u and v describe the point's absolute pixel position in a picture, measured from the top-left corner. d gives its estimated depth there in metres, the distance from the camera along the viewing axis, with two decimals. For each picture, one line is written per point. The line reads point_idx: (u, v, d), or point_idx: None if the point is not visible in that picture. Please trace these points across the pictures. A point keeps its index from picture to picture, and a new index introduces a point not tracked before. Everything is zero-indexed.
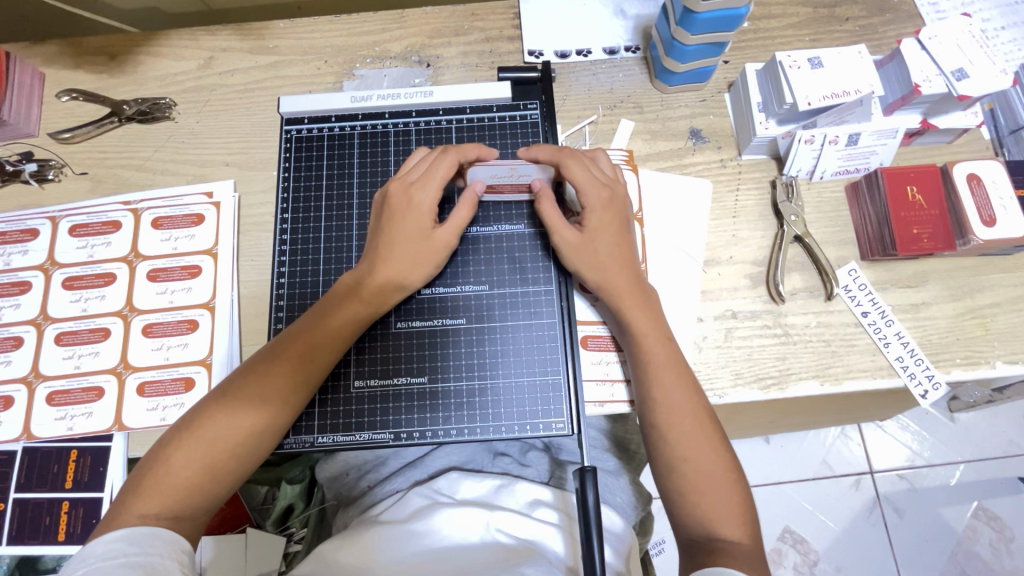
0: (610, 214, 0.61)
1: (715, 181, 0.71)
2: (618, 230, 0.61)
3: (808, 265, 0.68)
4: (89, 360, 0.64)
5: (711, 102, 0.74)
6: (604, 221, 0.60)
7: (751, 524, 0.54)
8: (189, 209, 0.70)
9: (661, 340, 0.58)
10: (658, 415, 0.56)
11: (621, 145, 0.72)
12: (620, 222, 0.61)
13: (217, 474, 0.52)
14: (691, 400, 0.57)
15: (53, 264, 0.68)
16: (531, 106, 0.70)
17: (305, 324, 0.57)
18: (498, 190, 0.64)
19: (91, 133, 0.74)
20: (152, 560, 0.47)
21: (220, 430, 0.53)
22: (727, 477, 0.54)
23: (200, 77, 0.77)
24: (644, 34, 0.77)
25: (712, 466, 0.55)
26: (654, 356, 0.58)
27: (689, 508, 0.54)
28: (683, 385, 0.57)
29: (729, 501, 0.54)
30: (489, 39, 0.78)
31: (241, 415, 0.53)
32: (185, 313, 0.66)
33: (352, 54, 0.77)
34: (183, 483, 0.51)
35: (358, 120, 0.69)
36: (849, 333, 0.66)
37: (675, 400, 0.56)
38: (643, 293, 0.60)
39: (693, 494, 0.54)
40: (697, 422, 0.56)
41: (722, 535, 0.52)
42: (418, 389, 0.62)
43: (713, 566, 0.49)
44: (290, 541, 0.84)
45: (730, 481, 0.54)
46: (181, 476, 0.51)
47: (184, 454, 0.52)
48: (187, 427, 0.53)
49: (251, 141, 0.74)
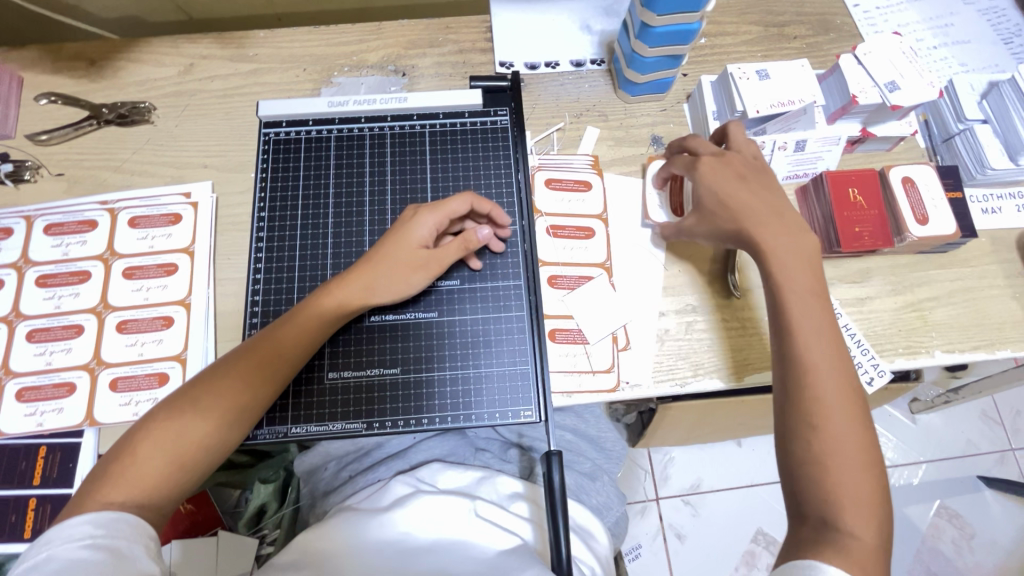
0: (744, 176, 0.62)
1: None
2: (767, 206, 0.60)
3: None
4: (61, 357, 0.65)
5: (671, 111, 0.79)
6: (739, 178, 0.62)
7: (880, 520, 0.48)
8: (166, 209, 0.71)
9: (819, 310, 0.55)
10: (791, 415, 0.52)
11: (587, 151, 0.76)
12: (766, 195, 0.62)
13: (186, 467, 0.53)
14: (831, 397, 0.51)
15: (27, 262, 0.68)
16: (501, 113, 0.74)
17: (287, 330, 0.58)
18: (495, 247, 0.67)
19: (68, 136, 0.75)
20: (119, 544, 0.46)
21: (191, 426, 0.53)
22: (868, 476, 0.49)
23: (179, 83, 0.79)
24: (608, 48, 0.82)
25: (852, 457, 0.49)
26: (801, 320, 0.55)
27: (820, 485, 0.49)
28: (838, 378, 0.52)
29: (860, 488, 0.48)
30: (463, 51, 0.82)
31: (211, 408, 0.54)
32: (160, 310, 0.67)
33: (330, 63, 0.81)
34: (150, 473, 0.51)
35: (334, 124, 0.72)
36: None
37: (822, 386, 0.52)
38: (818, 285, 0.57)
39: (814, 466, 0.49)
40: (841, 416, 0.51)
41: (847, 521, 0.47)
42: (391, 380, 0.63)
43: (811, 556, 0.45)
44: (263, 542, 0.83)
45: (876, 478, 0.49)
46: (153, 464, 0.51)
47: (152, 444, 0.52)
48: (159, 417, 0.53)
49: (230, 144, 0.76)
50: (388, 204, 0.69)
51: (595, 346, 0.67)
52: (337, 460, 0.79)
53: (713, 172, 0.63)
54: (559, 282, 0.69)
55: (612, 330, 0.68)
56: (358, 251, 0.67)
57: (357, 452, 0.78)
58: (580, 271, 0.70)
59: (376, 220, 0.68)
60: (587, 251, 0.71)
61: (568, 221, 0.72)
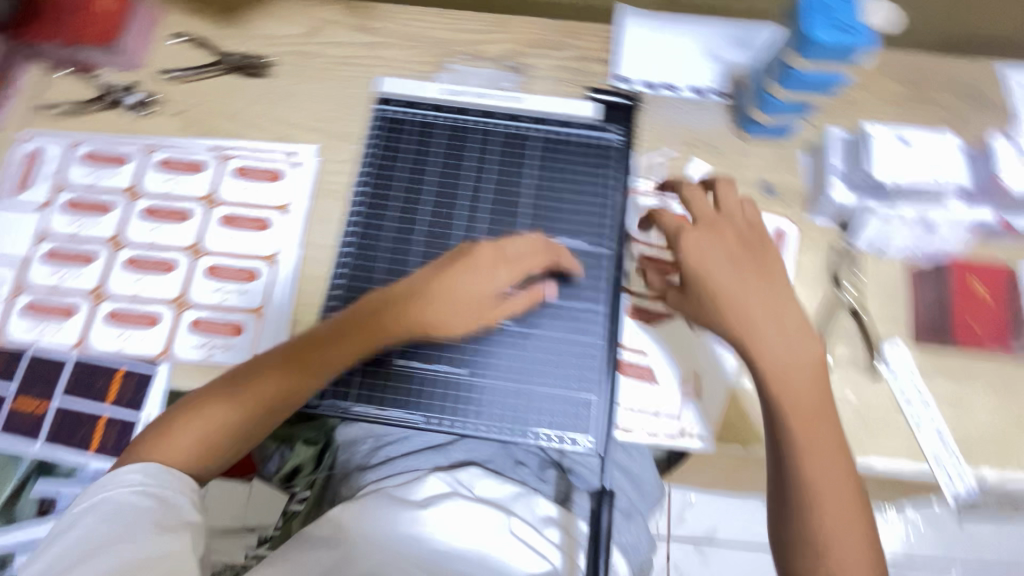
0: (734, 249, 0.60)
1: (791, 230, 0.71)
2: (798, 318, 0.59)
3: (856, 336, 0.68)
4: (153, 288, 0.68)
5: (788, 158, 0.74)
6: (730, 257, 0.60)
7: None
8: (270, 165, 0.73)
9: (824, 422, 0.55)
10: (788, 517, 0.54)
11: (692, 184, 0.73)
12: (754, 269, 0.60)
13: (211, 446, 0.55)
14: (831, 499, 0.53)
15: (138, 191, 0.71)
16: (614, 130, 0.73)
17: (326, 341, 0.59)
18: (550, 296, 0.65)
19: (194, 78, 0.78)
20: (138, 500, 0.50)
21: (219, 416, 0.55)
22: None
23: (303, 44, 0.80)
24: (733, 81, 0.78)
25: (850, 564, 0.52)
26: (811, 426, 0.55)
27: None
28: (830, 440, 0.55)
29: None
30: (582, 58, 0.80)
31: (240, 402, 0.56)
32: (249, 263, 0.68)
33: (449, 48, 0.80)
34: (183, 446, 0.54)
35: (446, 112, 0.72)
36: (888, 413, 0.65)
37: (826, 497, 0.53)
38: (824, 394, 0.56)
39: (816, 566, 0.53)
40: (835, 477, 0.54)
41: None
42: (455, 380, 0.63)
43: None
44: (293, 500, 0.84)
45: (865, 532, 0.53)
46: (194, 440, 0.54)
47: (188, 419, 0.55)
48: (192, 404, 0.56)
49: (339, 112, 0.77)
50: (485, 201, 0.69)
51: (665, 388, 0.63)
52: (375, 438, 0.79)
53: (700, 244, 0.60)
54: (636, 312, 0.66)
55: (688, 374, 0.64)
56: (448, 243, 0.67)
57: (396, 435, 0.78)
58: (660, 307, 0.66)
59: (466, 215, 0.68)
60: None
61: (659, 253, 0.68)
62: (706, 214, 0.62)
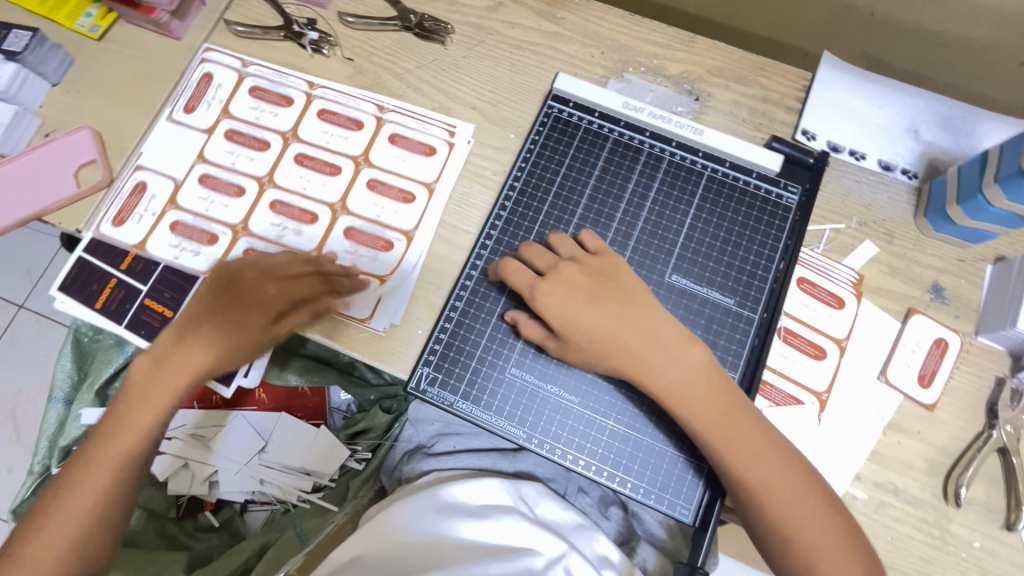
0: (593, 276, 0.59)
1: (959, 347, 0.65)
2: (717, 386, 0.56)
3: (998, 482, 0.61)
4: (291, 235, 0.68)
5: (967, 265, 0.67)
6: (590, 295, 0.57)
7: None
8: (425, 139, 0.72)
9: (761, 445, 0.55)
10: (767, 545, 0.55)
11: (854, 265, 0.67)
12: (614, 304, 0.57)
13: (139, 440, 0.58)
14: (800, 522, 0.53)
15: (294, 136, 0.72)
16: (791, 189, 0.66)
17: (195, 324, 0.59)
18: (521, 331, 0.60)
19: (371, 27, 0.77)
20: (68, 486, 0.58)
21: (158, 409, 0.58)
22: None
23: (484, 18, 0.78)
24: (927, 165, 0.71)
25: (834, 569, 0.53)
26: (757, 470, 0.54)
27: None
28: (773, 467, 0.54)
29: None
30: (767, 100, 0.74)
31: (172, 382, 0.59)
32: (384, 232, 0.68)
33: (629, 56, 0.76)
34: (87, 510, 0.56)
35: (617, 125, 0.68)
36: (1011, 573, 0.59)
37: (795, 513, 0.54)
38: (731, 398, 0.56)
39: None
40: (789, 489, 0.54)
41: None
42: (566, 406, 0.61)
43: None
44: (353, 456, 0.88)
45: (832, 514, 0.54)
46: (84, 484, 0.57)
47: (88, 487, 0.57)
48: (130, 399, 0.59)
49: (504, 96, 0.75)
50: (636, 231, 0.65)
51: None
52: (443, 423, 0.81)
53: (553, 297, 0.58)
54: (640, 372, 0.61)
55: None
56: None
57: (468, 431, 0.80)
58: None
59: (617, 242, 0.65)
60: (810, 370, 0.63)
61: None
62: (581, 258, 0.60)
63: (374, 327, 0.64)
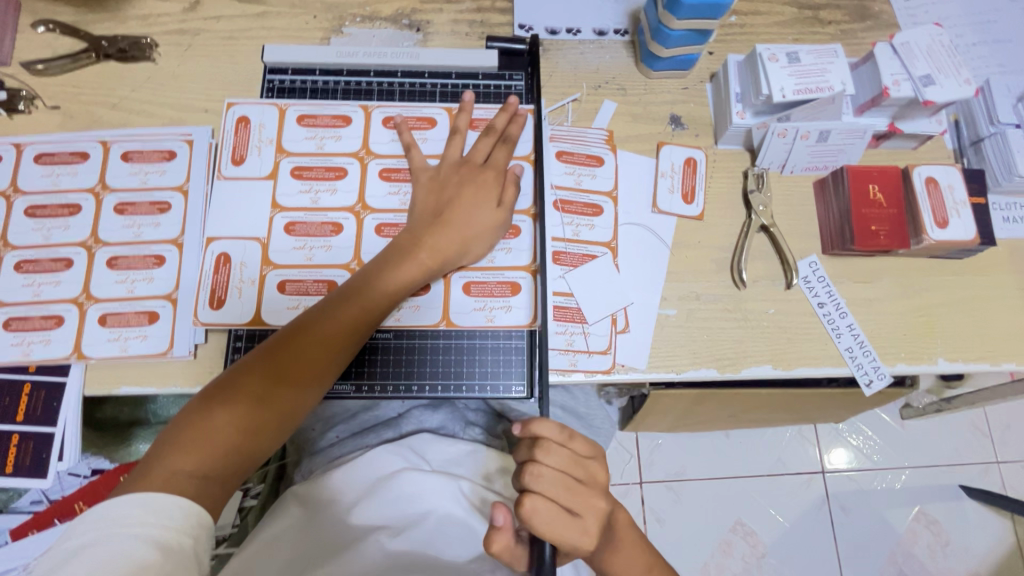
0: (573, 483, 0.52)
1: (709, 159, 0.73)
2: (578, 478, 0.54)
3: (771, 254, 0.70)
4: (51, 289, 0.63)
5: (692, 90, 0.75)
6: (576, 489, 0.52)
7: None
8: (175, 130, 0.70)
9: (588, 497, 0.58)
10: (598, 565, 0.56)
11: (602, 125, 0.74)
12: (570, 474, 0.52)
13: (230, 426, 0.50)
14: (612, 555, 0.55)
15: (16, 191, 0.66)
16: (516, 77, 0.74)
17: (314, 343, 0.55)
18: (481, 290, 0.65)
19: (65, 67, 0.72)
20: (170, 539, 0.43)
21: (169, 465, 0.47)
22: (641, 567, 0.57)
23: (184, 21, 0.75)
24: (632, 17, 0.78)
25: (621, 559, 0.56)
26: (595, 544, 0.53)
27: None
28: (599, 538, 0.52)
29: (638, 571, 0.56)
30: (481, 9, 0.78)
31: (183, 449, 0.48)
32: (152, 249, 0.65)
33: (341, 12, 0.77)
34: None
35: (342, 76, 0.73)
36: (804, 320, 0.68)
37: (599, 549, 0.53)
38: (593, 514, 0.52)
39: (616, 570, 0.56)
40: (623, 560, 0.55)
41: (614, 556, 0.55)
42: (384, 344, 0.65)
43: None
44: (247, 495, 0.85)
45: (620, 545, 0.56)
46: (177, 470, 0.47)
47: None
48: (139, 475, 0.46)
49: (233, 89, 0.73)
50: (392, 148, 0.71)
51: (594, 327, 0.67)
52: (323, 421, 0.80)
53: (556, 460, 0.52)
54: (474, 289, 0.65)
55: (612, 311, 0.67)
56: (384, 176, 0.68)
57: (343, 415, 0.80)
58: (495, 303, 0.65)
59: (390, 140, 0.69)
60: (594, 229, 0.69)
61: (485, 276, 0.66)
62: (471, 159, 0.66)
63: (276, 277, 0.64)
